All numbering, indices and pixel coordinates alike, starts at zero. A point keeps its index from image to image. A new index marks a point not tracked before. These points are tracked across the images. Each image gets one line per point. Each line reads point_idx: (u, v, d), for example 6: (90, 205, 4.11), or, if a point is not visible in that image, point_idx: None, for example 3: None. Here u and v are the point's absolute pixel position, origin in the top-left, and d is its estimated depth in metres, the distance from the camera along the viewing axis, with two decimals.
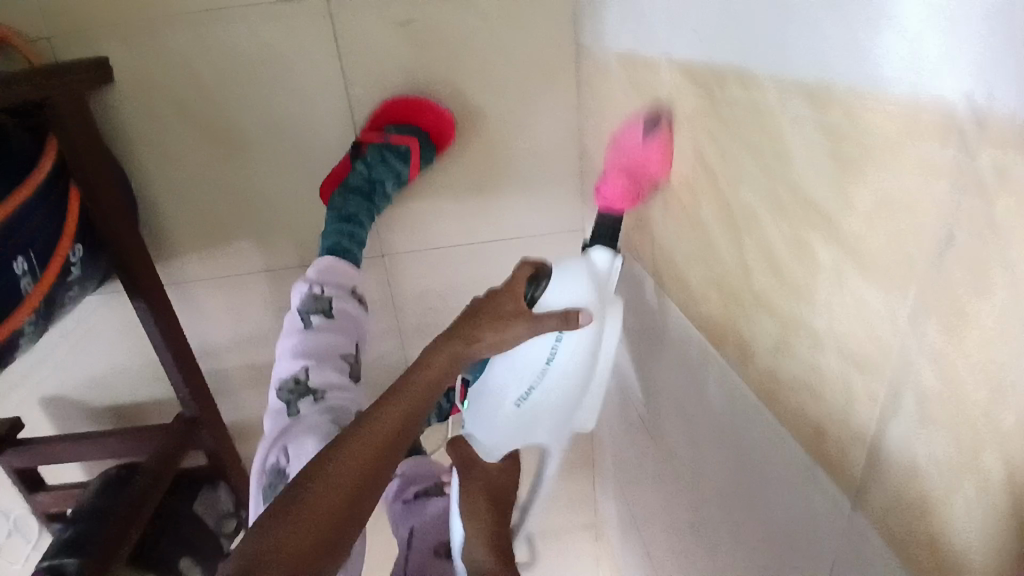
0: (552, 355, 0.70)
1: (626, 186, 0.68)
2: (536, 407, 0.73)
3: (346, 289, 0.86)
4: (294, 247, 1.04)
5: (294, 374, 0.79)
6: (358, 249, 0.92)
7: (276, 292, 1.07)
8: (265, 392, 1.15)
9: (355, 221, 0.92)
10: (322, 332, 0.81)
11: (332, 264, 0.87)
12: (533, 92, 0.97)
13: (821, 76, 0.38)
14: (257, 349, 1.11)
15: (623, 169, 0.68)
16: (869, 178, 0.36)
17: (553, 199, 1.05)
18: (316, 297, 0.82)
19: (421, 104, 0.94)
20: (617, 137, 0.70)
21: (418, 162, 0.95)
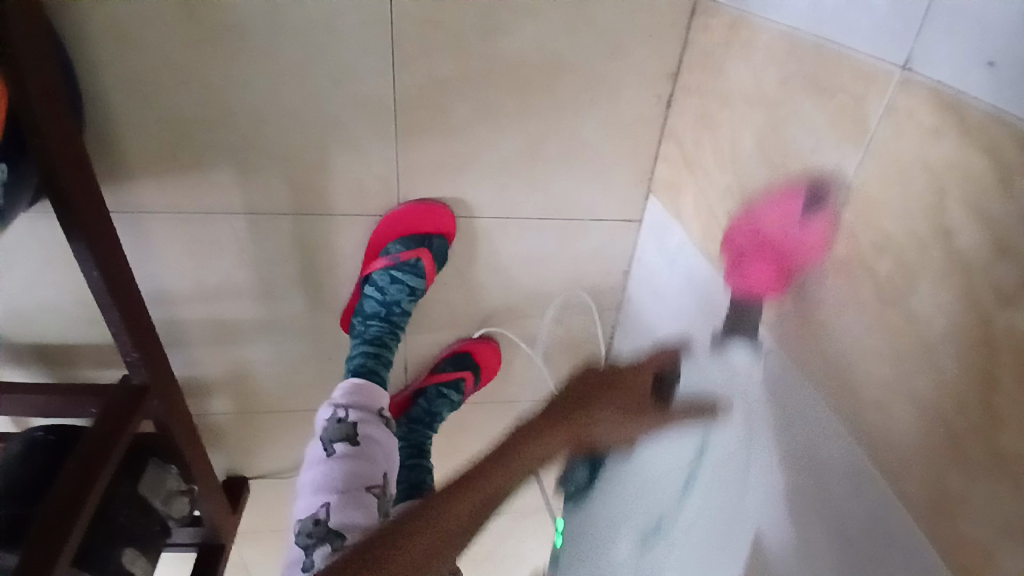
0: (695, 459, 0.62)
1: (771, 275, 0.53)
2: (707, 487, 0.61)
3: (373, 415, 0.76)
4: (287, 188, 0.81)
5: (314, 514, 0.66)
6: (385, 370, 0.86)
7: (255, 239, 0.85)
8: (226, 350, 0.95)
9: (381, 344, 0.88)
10: (345, 458, 0.70)
11: (358, 390, 0.79)
12: (630, 47, 0.76)
13: None
14: (222, 300, 0.90)
15: (769, 256, 0.52)
16: None
17: (616, 181, 0.86)
18: (341, 424, 0.73)
19: (430, 210, 0.84)
20: (757, 204, 0.55)
21: (432, 269, 0.89)
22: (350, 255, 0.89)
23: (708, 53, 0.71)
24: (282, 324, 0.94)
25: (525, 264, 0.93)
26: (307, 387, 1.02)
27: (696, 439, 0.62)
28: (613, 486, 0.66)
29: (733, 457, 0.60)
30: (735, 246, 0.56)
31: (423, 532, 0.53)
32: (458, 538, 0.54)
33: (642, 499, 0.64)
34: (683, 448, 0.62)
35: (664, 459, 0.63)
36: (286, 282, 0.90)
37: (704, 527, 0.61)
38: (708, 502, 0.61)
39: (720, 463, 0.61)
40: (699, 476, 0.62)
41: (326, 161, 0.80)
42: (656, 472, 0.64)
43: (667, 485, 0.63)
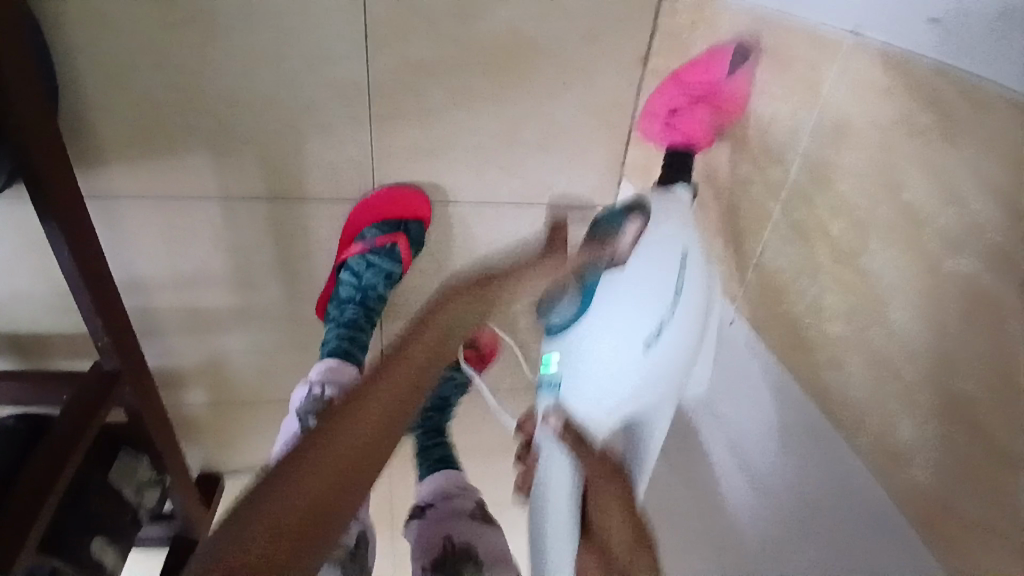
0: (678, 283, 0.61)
1: (706, 116, 0.61)
2: (667, 351, 0.62)
3: (350, 391, 0.75)
4: (262, 173, 0.82)
5: None
6: (361, 353, 0.83)
7: (231, 225, 0.85)
8: (202, 339, 0.95)
9: (357, 325, 0.85)
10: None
11: (335, 367, 0.78)
12: (599, 33, 0.77)
13: None
14: (197, 288, 0.90)
15: (698, 100, 0.60)
16: None
17: (589, 167, 0.88)
18: (316, 400, 0.72)
19: (406, 194, 0.85)
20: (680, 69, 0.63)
21: (409, 256, 0.90)
22: (327, 242, 0.89)
23: (676, 36, 0.73)
24: (259, 313, 0.94)
25: (500, 249, 0.94)
26: (284, 377, 1.01)
27: (675, 252, 0.61)
28: (595, 324, 0.65)
29: (684, 329, 0.62)
30: (665, 104, 0.64)
31: (335, 453, 0.44)
32: (366, 460, 0.45)
33: (630, 328, 0.62)
34: (644, 324, 0.62)
35: (641, 300, 0.62)
36: (262, 270, 0.90)
37: (670, 363, 0.62)
38: (684, 340, 0.62)
39: (691, 293, 0.62)
40: (676, 321, 0.61)
41: (302, 146, 0.81)
42: (634, 302, 0.62)
43: (642, 334, 0.62)
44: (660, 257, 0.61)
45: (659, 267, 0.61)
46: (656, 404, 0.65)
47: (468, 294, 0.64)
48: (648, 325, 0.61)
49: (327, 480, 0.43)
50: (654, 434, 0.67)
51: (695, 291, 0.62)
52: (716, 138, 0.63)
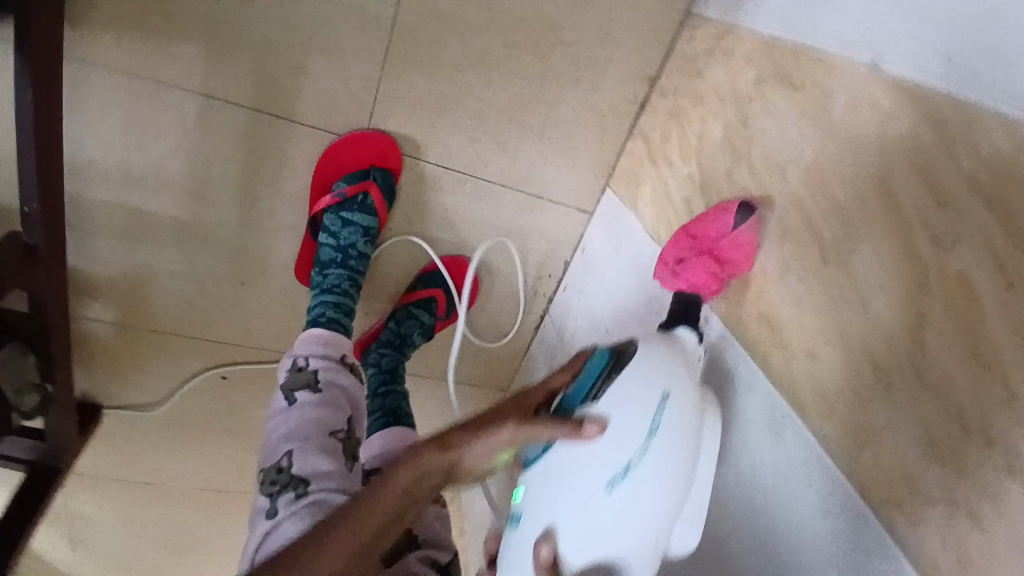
0: (659, 412, 0.47)
1: (711, 268, 0.58)
2: (641, 498, 0.47)
3: (336, 363, 0.73)
4: (253, 83, 0.77)
5: (275, 461, 0.63)
6: (347, 318, 0.83)
7: (203, 130, 0.79)
8: (129, 248, 0.86)
9: (342, 293, 0.85)
10: (310, 405, 0.67)
11: (323, 339, 0.76)
12: (618, 40, 0.81)
13: None
14: (143, 189, 0.82)
15: (705, 253, 0.58)
16: None
17: (579, 165, 0.90)
18: (298, 372, 0.70)
19: (371, 137, 0.83)
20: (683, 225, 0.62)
21: (385, 206, 0.88)
22: (300, 175, 0.85)
23: (689, 58, 0.78)
24: (204, 233, 0.86)
25: (474, 226, 0.93)
26: (210, 312, 0.93)
27: (619, 462, 0.47)
28: (563, 471, 0.49)
29: (666, 473, 0.47)
30: (671, 255, 0.60)
31: (362, 525, 0.50)
32: (392, 527, 0.51)
33: (579, 478, 0.48)
34: (598, 471, 0.48)
35: (602, 453, 0.48)
36: (222, 186, 0.83)
37: (661, 487, 0.47)
38: (656, 490, 0.47)
39: (655, 467, 0.47)
40: (643, 475, 0.47)
41: (303, 65, 0.78)
42: (602, 430, 0.48)
43: (597, 478, 0.48)
44: (634, 401, 0.48)
45: (633, 407, 0.48)
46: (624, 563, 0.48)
47: (512, 412, 0.53)
48: (604, 470, 0.47)
49: (337, 567, 0.48)
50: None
51: (681, 423, 0.48)
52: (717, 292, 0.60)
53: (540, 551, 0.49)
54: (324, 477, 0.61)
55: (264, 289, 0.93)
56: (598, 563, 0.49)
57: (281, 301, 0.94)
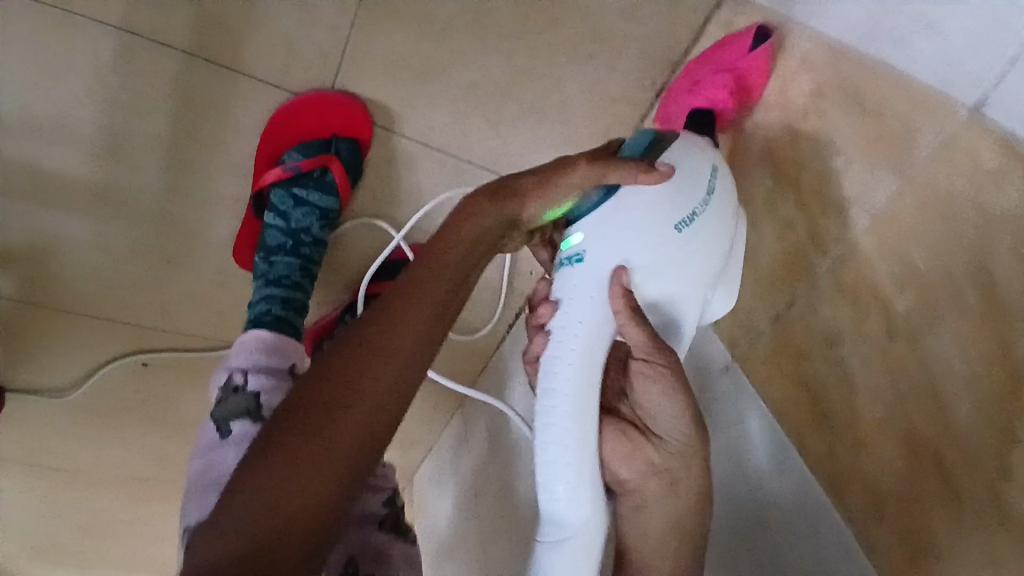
0: (702, 207, 0.48)
1: (727, 86, 0.58)
2: (708, 234, 0.49)
3: (282, 379, 0.61)
4: (191, 19, 0.61)
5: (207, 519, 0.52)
6: (297, 316, 0.70)
7: (122, 72, 0.63)
8: (25, 209, 0.69)
9: (292, 285, 0.71)
10: (247, 441, 0.55)
11: (267, 343, 0.63)
12: (642, 14, 0.69)
13: None
14: (43, 141, 0.65)
15: (726, 70, 0.59)
16: None
17: (580, 155, 0.78)
18: (234, 395, 0.58)
19: (333, 100, 0.68)
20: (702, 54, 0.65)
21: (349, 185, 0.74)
22: (247, 138, 0.69)
23: (724, 47, 0.66)
24: (122, 200, 0.71)
25: (453, 214, 0.80)
26: (131, 291, 0.78)
27: (698, 192, 0.48)
28: (625, 224, 0.47)
29: (715, 234, 0.49)
30: (691, 80, 0.64)
31: (433, 277, 0.44)
32: (450, 311, 0.44)
33: (654, 224, 0.47)
34: (674, 210, 0.47)
35: (671, 195, 0.47)
36: (147, 145, 0.67)
37: (712, 243, 0.49)
38: (723, 227, 0.49)
39: (714, 222, 0.49)
40: (706, 221, 0.48)
41: (257, 4, 0.62)
42: (665, 182, 0.47)
43: (669, 222, 0.47)
44: (679, 192, 0.47)
45: (687, 188, 0.48)
46: (681, 305, 0.50)
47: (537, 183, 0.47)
48: (677, 209, 0.47)
49: (404, 358, 0.41)
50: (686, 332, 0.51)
51: (721, 208, 0.50)
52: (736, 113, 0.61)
53: (619, 278, 0.47)
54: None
55: (197, 269, 0.77)
56: (666, 300, 0.49)
57: (218, 284, 0.79)
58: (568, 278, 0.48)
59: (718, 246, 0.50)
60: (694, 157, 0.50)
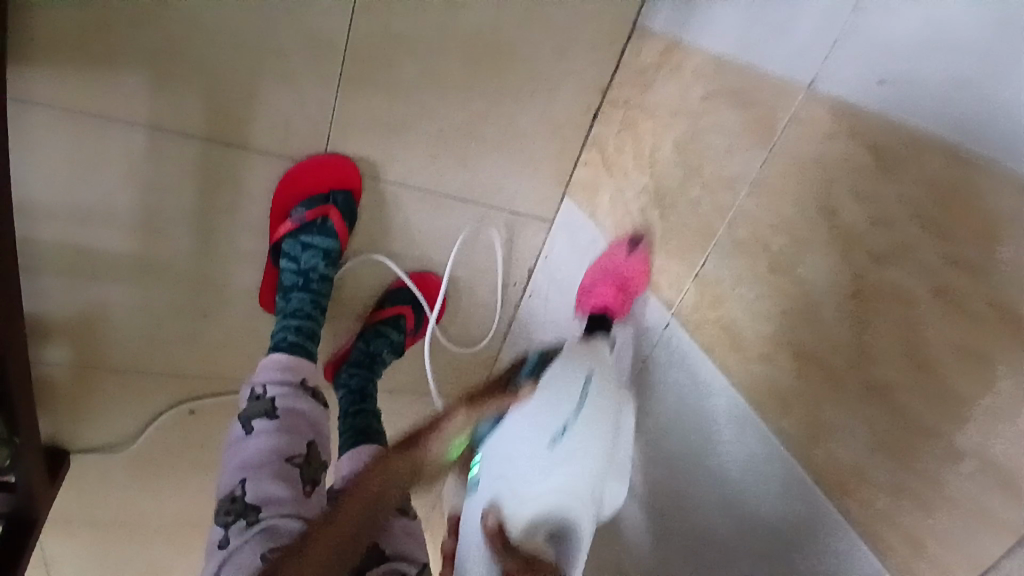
0: (571, 422, 0.58)
1: (612, 295, 0.71)
2: (578, 451, 0.57)
3: (295, 389, 0.73)
4: (206, 114, 0.76)
5: (230, 491, 0.63)
6: (311, 341, 0.82)
7: (153, 162, 0.78)
8: (84, 285, 0.84)
9: (303, 315, 0.83)
10: (267, 433, 0.67)
11: (285, 363, 0.76)
12: (570, 54, 0.83)
13: None
14: (95, 226, 0.80)
15: (612, 283, 0.72)
16: None
17: (538, 176, 0.92)
18: (256, 401, 0.70)
19: (328, 160, 0.83)
20: (598, 260, 0.76)
21: (347, 230, 0.87)
22: (258, 200, 0.84)
23: (640, 70, 0.80)
24: (161, 267, 0.85)
25: (437, 241, 0.94)
26: (172, 344, 0.92)
27: (578, 373, 0.63)
28: (500, 462, 0.58)
29: (590, 454, 0.58)
30: (588, 286, 0.75)
31: (339, 523, 0.51)
32: (360, 534, 0.51)
33: (534, 433, 0.58)
34: (548, 425, 0.58)
35: (546, 427, 0.58)
36: (178, 218, 0.82)
37: (594, 443, 0.58)
38: (592, 433, 0.59)
39: (599, 397, 0.62)
40: (576, 436, 0.58)
41: (258, 95, 0.77)
42: (547, 399, 0.59)
43: (545, 437, 0.57)
44: (569, 368, 0.63)
45: (567, 378, 0.62)
46: (569, 509, 0.55)
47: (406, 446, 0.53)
48: (553, 421, 0.58)
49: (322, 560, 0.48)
50: (583, 528, 0.56)
51: (598, 412, 0.61)
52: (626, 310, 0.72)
53: (485, 520, 0.54)
54: (278, 506, 0.61)
55: (228, 317, 0.92)
56: (547, 513, 0.54)
57: (245, 327, 0.93)
58: (472, 501, 0.58)
59: (600, 453, 0.59)
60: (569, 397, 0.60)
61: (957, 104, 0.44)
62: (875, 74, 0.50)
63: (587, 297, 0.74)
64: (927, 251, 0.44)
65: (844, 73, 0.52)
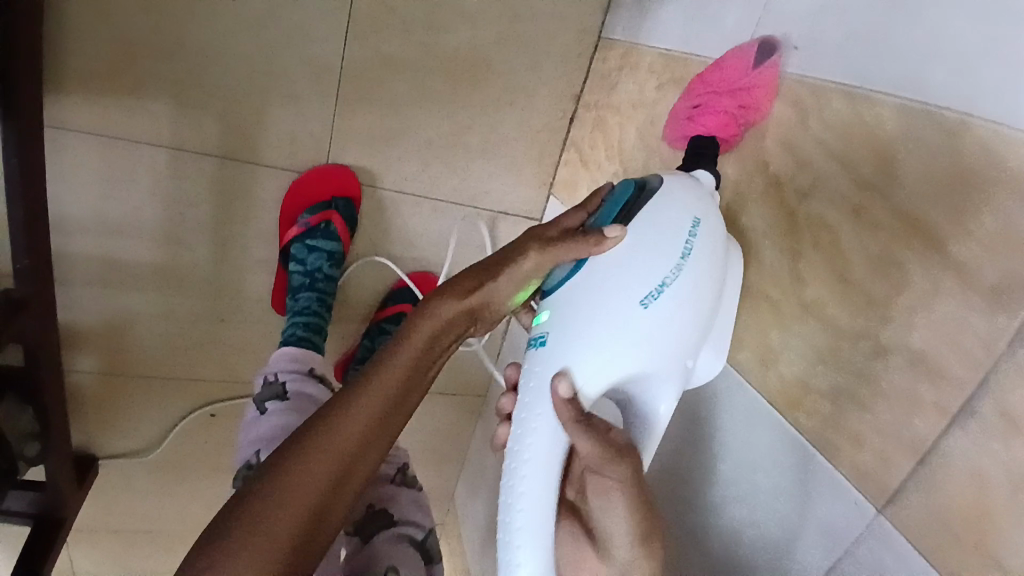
0: (672, 278, 0.50)
1: (730, 114, 0.58)
2: (665, 322, 0.51)
3: (303, 376, 0.80)
4: (219, 133, 0.86)
5: (247, 461, 0.69)
6: (318, 336, 0.89)
7: (173, 178, 0.87)
8: (111, 296, 0.92)
9: (311, 313, 0.91)
10: (280, 410, 0.73)
11: (294, 355, 0.83)
12: (543, 66, 0.93)
13: (962, 113, 0.43)
14: (120, 240, 0.88)
15: (729, 108, 0.57)
16: (995, 203, 0.40)
17: (523, 180, 1.00)
18: (268, 386, 0.77)
19: (329, 171, 0.92)
20: (705, 70, 0.60)
21: (347, 235, 0.96)
22: (268, 210, 0.93)
23: (606, 74, 0.89)
24: (181, 276, 0.93)
25: (433, 244, 1.02)
26: (192, 351, 1.00)
27: (686, 212, 0.52)
28: (576, 309, 0.52)
29: (686, 305, 0.51)
30: (692, 103, 0.60)
31: (342, 424, 0.48)
32: (386, 424, 0.50)
33: (618, 291, 0.51)
34: (638, 286, 0.50)
35: (639, 280, 0.50)
36: (195, 230, 0.91)
37: (687, 316, 0.51)
38: (689, 295, 0.51)
39: (706, 250, 0.52)
40: (676, 295, 0.51)
41: (266, 114, 0.86)
42: (639, 261, 0.51)
43: (635, 293, 0.50)
44: (679, 203, 0.52)
45: (669, 226, 0.51)
46: (654, 379, 0.52)
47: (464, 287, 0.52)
48: (646, 282, 0.50)
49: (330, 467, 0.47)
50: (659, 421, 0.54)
51: (679, 296, 0.51)
52: (738, 137, 0.60)
53: (557, 389, 0.51)
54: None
55: (244, 322, 0.99)
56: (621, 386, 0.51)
57: (259, 332, 1.01)
58: (538, 357, 0.53)
59: (698, 325, 0.53)
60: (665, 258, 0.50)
61: (852, 59, 0.51)
62: (790, 45, 0.57)
63: (688, 123, 0.60)
64: (842, 182, 0.51)
65: (765, 47, 0.60)
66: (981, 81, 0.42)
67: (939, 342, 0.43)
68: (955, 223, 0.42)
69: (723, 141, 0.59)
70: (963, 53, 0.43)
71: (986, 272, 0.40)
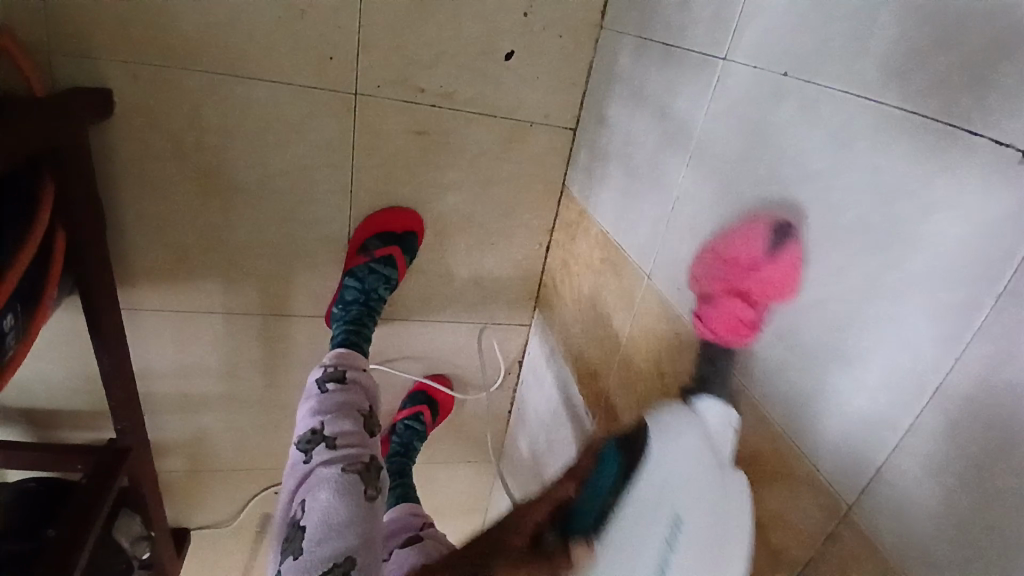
0: (675, 520, 0.52)
1: (738, 318, 0.62)
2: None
3: (359, 369, 0.94)
4: (259, 297, 1.07)
5: (311, 427, 0.84)
6: (365, 344, 1.01)
7: (228, 332, 1.10)
8: (191, 417, 1.18)
9: (361, 324, 1.03)
10: (338, 392, 0.88)
11: (343, 354, 0.96)
12: (519, 213, 1.09)
13: (776, 397, 0.60)
14: (193, 379, 1.13)
15: (734, 295, 0.61)
16: (786, 482, 0.59)
17: (511, 298, 1.18)
18: (332, 372, 0.91)
19: (390, 249, 1.02)
20: (721, 247, 0.64)
21: (404, 263, 1.06)
22: (305, 346, 1.15)
23: (569, 223, 1.04)
24: (242, 397, 1.18)
25: (441, 354, 1.22)
26: (257, 448, 1.25)
27: (676, 477, 0.52)
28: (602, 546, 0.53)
29: (686, 573, 0.51)
30: (708, 293, 0.65)
31: None
32: None
33: (623, 562, 0.52)
34: (656, 522, 0.52)
35: (657, 492, 0.52)
36: (249, 365, 1.14)
37: (695, 555, 0.52)
38: None
39: (695, 517, 0.52)
40: (688, 532, 0.52)
41: (295, 278, 1.07)
42: (637, 532, 0.52)
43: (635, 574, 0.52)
44: (663, 472, 0.53)
45: (661, 493, 0.52)
46: None
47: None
48: (643, 558, 0.52)
49: None
50: None
51: (697, 534, 0.52)
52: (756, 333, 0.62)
53: None
54: (350, 436, 0.83)
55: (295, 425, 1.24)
56: None
57: None
58: None
59: (714, 555, 0.53)
60: (662, 496, 0.52)
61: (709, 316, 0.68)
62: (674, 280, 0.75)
63: (710, 312, 0.65)
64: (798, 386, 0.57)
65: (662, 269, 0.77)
66: (788, 380, 0.59)
67: (762, 553, 0.62)
68: (766, 485, 0.61)
69: (736, 341, 0.64)
70: (778, 353, 0.60)
71: (784, 528, 0.59)
